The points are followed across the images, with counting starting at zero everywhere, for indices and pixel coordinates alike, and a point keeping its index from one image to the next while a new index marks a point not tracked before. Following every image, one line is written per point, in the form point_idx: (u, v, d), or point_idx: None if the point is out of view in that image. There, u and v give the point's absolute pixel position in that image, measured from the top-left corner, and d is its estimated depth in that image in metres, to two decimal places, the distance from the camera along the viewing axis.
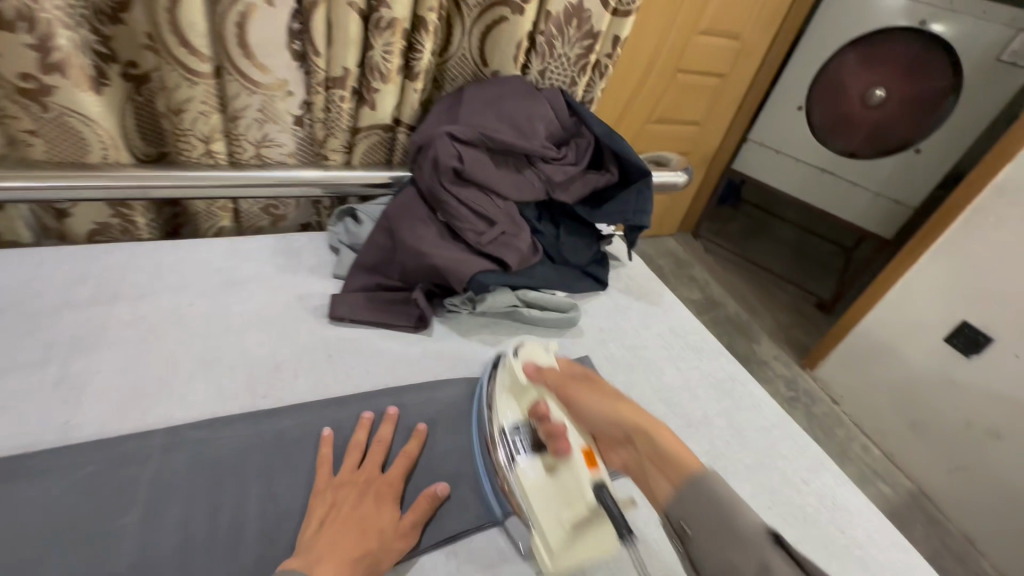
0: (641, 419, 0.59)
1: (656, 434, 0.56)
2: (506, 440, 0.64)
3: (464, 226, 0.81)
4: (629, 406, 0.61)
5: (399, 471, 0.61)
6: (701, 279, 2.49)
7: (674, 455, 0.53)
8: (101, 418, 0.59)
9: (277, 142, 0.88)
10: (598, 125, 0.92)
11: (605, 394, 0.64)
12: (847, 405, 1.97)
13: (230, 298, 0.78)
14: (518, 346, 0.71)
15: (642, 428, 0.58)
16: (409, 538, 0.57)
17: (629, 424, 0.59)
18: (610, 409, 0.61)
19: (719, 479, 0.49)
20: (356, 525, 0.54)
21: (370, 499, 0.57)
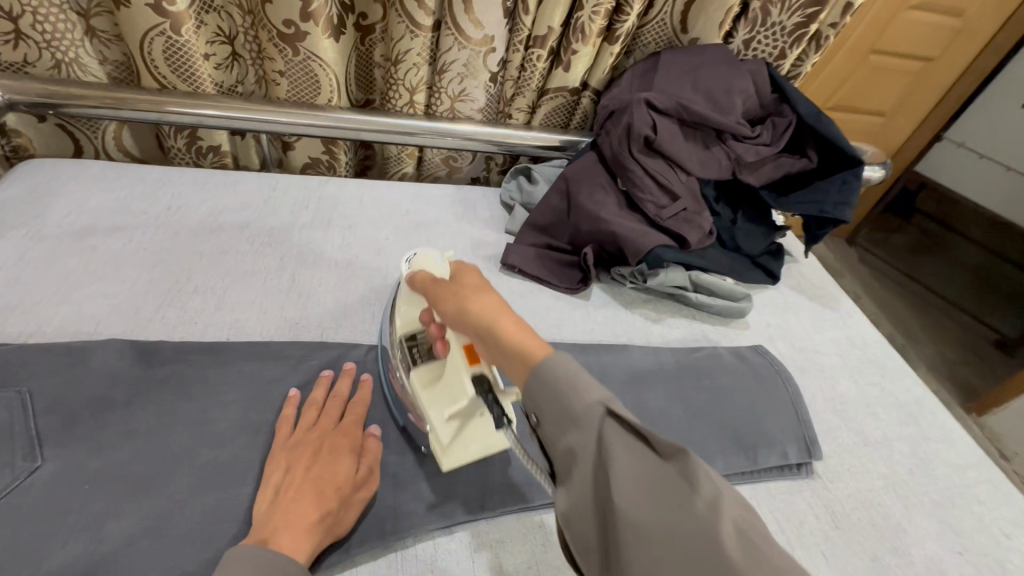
0: (501, 316, 0.46)
1: (505, 327, 0.45)
2: (402, 350, 0.59)
3: (646, 198, 0.79)
4: (477, 299, 0.48)
5: (356, 425, 0.58)
6: (853, 291, 2.22)
7: (516, 343, 0.43)
8: (321, 324, 0.69)
9: (471, 97, 0.93)
10: (805, 104, 0.84)
11: (476, 292, 0.49)
12: (1021, 464, 1.66)
13: (417, 238, 0.85)
14: (413, 255, 0.62)
15: (489, 323, 0.45)
16: (365, 489, 0.54)
17: (476, 318, 0.46)
18: (472, 302, 0.48)
19: (558, 357, 0.41)
20: (308, 487, 0.50)
21: (324, 454, 0.53)
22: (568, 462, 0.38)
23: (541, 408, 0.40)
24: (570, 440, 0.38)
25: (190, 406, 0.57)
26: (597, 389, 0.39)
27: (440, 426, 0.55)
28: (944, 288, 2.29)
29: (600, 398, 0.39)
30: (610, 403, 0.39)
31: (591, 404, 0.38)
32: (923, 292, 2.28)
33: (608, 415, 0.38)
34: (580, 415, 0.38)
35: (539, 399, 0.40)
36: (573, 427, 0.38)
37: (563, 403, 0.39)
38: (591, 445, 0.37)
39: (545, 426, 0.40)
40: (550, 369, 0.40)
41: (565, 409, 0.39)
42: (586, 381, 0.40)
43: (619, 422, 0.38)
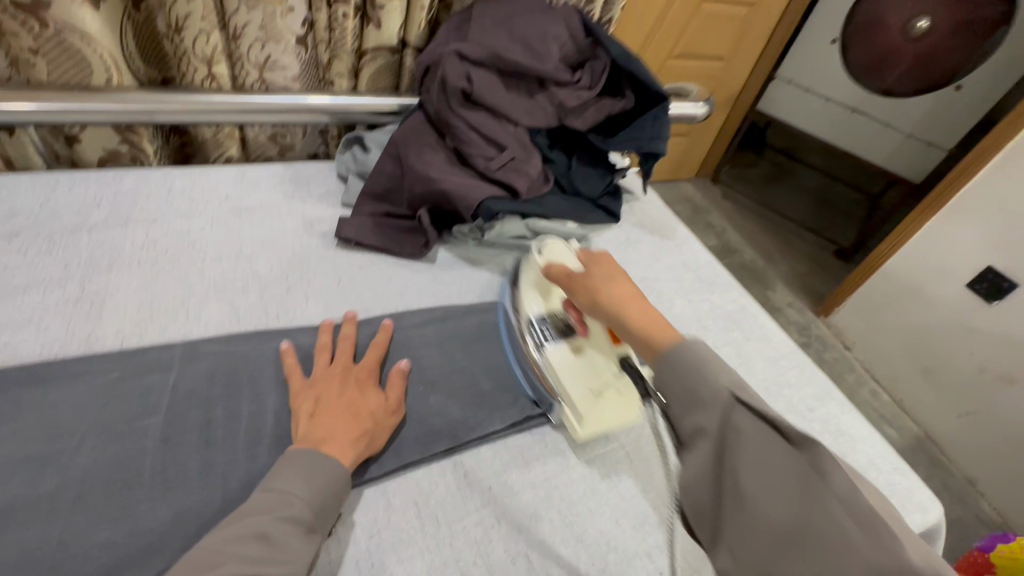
0: (631, 302, 0.58)
1: (631, 309, 0.57)
2: (534, 330, 0.69)
3: (473, 152, 0.79)
4: (623, 294, 0.59)
5: (375, 362, 0.63)
6: (718, 225, 2.43)
7: (647, 330, 0.54)
8: (122, 331, 0.61)
9: (281, 64, 0.85)
10: (616, 45, 0.87)
11: (608, 276, 0.62)
12: (858, 351, 1.95)
13: (241, 224, 0.78)
14: (541, 242, 0.74)
15: (619, 307, 0.58)
16: (396, 413, 0.60)
17: (618, 307, 0.58)
18: (605, 285, 0.60)
19: (691, 345, 0.50)
20: (345, 411, 0.56)
21: (351, 386, 0.58)
22: (695, 438, 0.46)
23: (668, 384, 0.49)
24: (698, 421, 0.45)
25: None
26: (722, 376, 0.47)
27: (579, 395, 0.63)
28: (790, 210, 2.58)
29: (726, 384, 0.46)
30: (737, 396, 0.45)
31: (718, 388, 0.46)
32: (774, 217, 2.55)
33: (735, 401, 0.44)
34: (709, 399, 0.45)
35: (667, 374, 0.49)
36: (701, 410, 0.46)
37: (693, 388, 0.47)
38: (716, 424, 0.44)
39: (676, 410, 0.48)
40: (680, 347, 0.50)
41: (691, 393, 0.47)
42: (709, 369, 0.47)
43: (746, 408, 0.44)
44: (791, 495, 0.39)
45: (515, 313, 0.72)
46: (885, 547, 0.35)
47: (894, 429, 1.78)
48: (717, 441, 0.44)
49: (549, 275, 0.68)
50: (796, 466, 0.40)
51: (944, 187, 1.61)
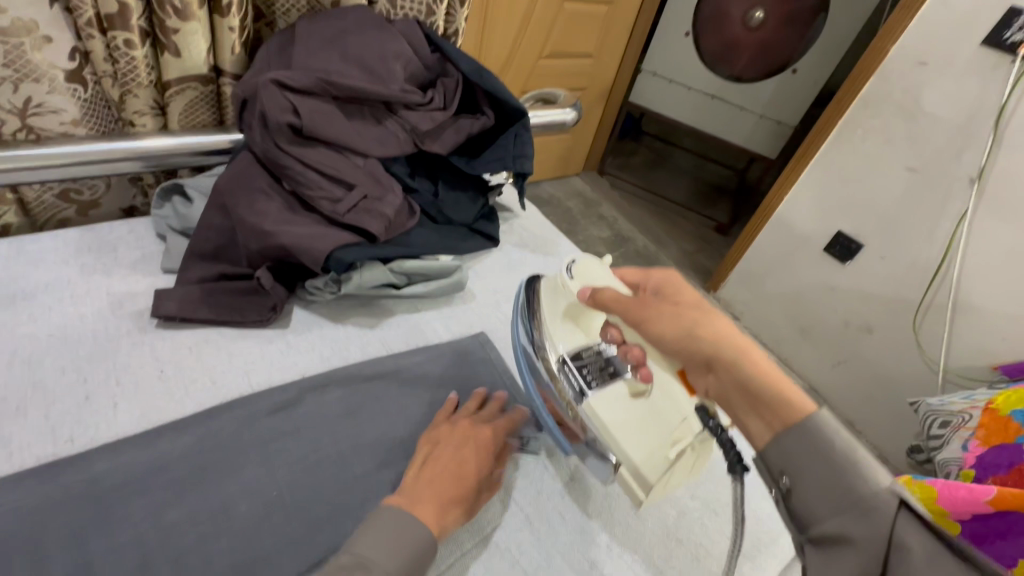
0: (736, 341, 0.49)
1: (746, 355, 0.47)
2: (563, 372, 0.62)
3: (316, 195, 0.68)
4: (730, 332, 0.50)
5: (499, 425, 0.61)
6: (609, 216, 2.48)
7: (772, 384, 0.44)
8: None
9: (51, 106, 0.68)
10: (465, 61, 0.81)
11: (697, 312, 0.54)
12: (746, 320, 2.08)
13: (15, 318, 0.61)
14: (572, 264, 0.69)
15: (732, 352, 0.48)
16: (491, 484, 0.57)
17: (707, 347, 0.50)
18: (707, 324, 0.51)
19: (837, 428, 0.39)
20: (456, 469, 0.53)
21: (468, 445, 0.56)
22: (835, 543, 0.35)
23: (802, 466, 0.39)
24: (848, 525, 0.35)
25: None
26: (880, 475, 0.36)
27: (649, 463, 0.55)
28: (672, 194, 2.71)
29: (889, 482, 0.36)
30: (904, 498, 0.35)
31: (881, 488, 0.35)
32: (657, 202, 2.66)
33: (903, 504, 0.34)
34: (870, 501, 0.35)
35: (801, 459, 0.39)
36: (850, 507, 0.36)
37: (841, 479, 0.37)
38: (877, 536, 0.34)
39: (806, 499, 0.38)
40: (822, 419, 0.40)
41: (844, 485, 0.36)
42: (860, 462, 0.37)
43: (922, 517, 0.34)
44: None
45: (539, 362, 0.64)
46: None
47: None
48: (876, 558, 0.33)
49: (609, 303, 0.60)
50: None
51: (796, 161, 1.74)
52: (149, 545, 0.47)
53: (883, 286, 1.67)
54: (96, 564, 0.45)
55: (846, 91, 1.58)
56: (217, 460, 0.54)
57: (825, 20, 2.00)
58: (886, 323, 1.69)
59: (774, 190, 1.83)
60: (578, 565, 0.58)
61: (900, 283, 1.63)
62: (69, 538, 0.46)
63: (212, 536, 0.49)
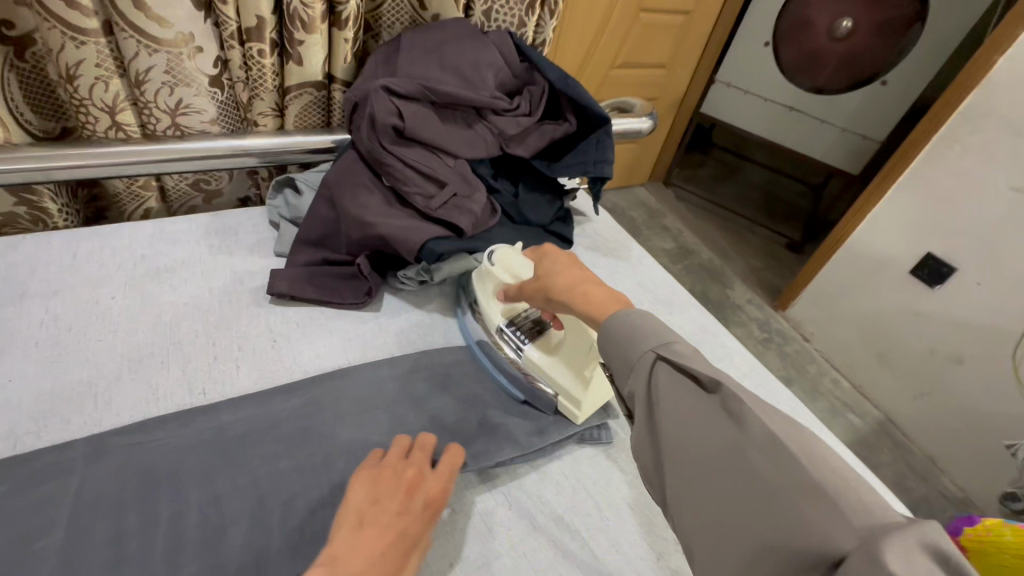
0: (575, 290, 0.55)
1: (574, 297, 0.54)
2: (501, 336, 0.71)
3: (411, 190, 0.75)
4: (569, 280, 0.57)
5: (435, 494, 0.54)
6: (673, 227, 2.45)
7: (594, 310, 0.52)
8: (15, 432, 0.53)
9: (195, 107, 0.79)
10: (551, 69, 0.85)
11: (551, 270, 0.59)
12: (817, 342, 1.99)
13: (160, 287, 0.71)
14: (493, 251, 0.72)
15: (566, 298, 0.55)
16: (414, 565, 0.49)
17: (554, 299, 0.57)
18: (552, 275, 0.58)
19: (633, 315, 0.48)
20: (397, 539, 0.47)
21: (415, 512, 0.49)
22: (633, 401, 0.45)
23: (607, 355, 0.48)
24: (631, 384, 0.45)
25: None
26: (653, 338, 0.46)
27: (577, 389, 0.65)
28: (741, 208, 2.64)
29: (651, 345, 0.45)
30: (663, 351, 0.44)
31: (645, 353, 0.45)
32: (725, 215, 2.59)
33: (656, 360, 0.44)
34: (637, 361, 0.45)
35: (607, 347, 0.47)
36: (629, 372, 0.45)
37: (623, 354, 0.46)
38: (642, 387, 0.44)
39: (614, 375, 0.47)
40: (619, 314, 0.48)
41: (623, 357, 0.46)
42: (638, 334, 0.46)
43: (670, 367, 0.43)
44: (715, 441, 0.40)
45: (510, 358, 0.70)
46: (829, 506, 0.34)
47: (857, 416, 1.81)
48: (650, 404, 0.43)
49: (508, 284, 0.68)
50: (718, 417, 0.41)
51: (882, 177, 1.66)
52: (264, 490, 0.54)
53: (977, 315, 1.54)
54: (224, 500, 0.52)
55: (943, 104, 1.49)
56: (321, 423, 0.60)
57: (922, 30, 1.88)
58: (979, 354, 1.56)
59: (854, 207, 1.75)
60: (647, 556, 0.58)
61: (999, 313, 1.50)
62: (202, 475, 0.53)
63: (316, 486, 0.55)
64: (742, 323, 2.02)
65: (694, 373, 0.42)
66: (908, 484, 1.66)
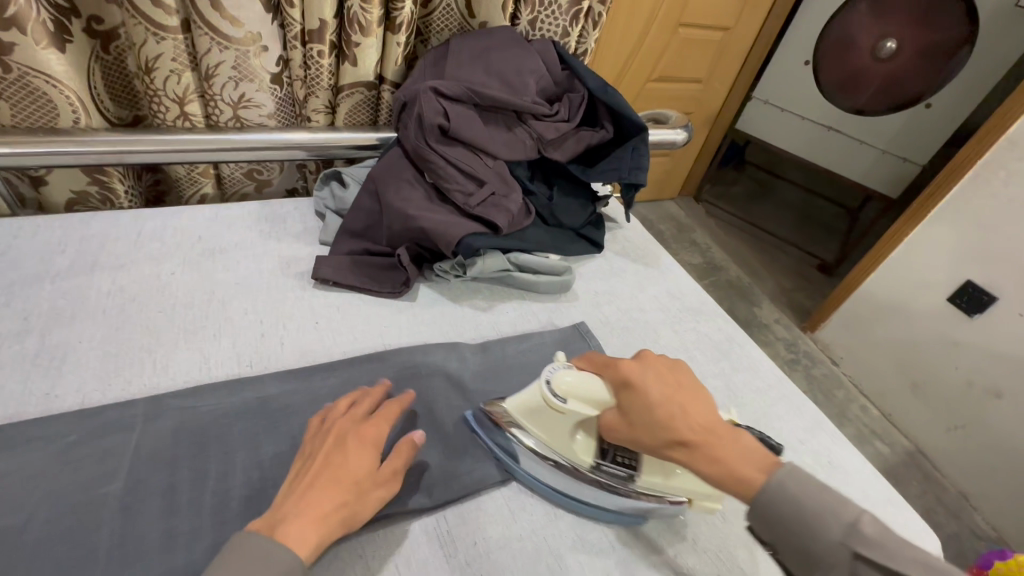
0: (696, 448, 0.48)
1: (702, 461, 0.47)
2: (602, 473, 0.57)
3: (452, 187, 0.78)
4: (678, 433, 0.48)
5: (384, 422, 0.54)
6: (702, 242, 2.43)
7: (731, 476, 0.46)
8: (84, 388, 0.58)
9: (255, 102, 0.84)
10: (592, 78, 0.88)
11: (649, 413, 0.50)
12: (845, 366, 1.94)
13: (214, 266, 0.76)
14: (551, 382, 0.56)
15: (680, 452, 0.48)
16: (389, 485, 0.51)
17: (666, 449, 0.49)
18: (655, 430, 0.49)
19: (785, 488, 0.44)
20: (335, 474, 0.48)
21: (351, 442, 0.50)
22: None
23: (772, 532, 0.44)
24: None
25: None
26: (834, 522, 0.42)
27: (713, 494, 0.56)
28: (773, 227, 2.60)
29: (839, 534, 0.41)
30: (851, 541, 0.41)
31: (833, 544, 0.41)
32: (756, 233, 2.56)
33: (857, 558, 0.40)
34: (821, 551, 0.41)
35: (775, 530, 0.44)
36: (818, 567, 0.42)
37: (803, 544, 0.42)
38: None
39: (790, 563, 0.44)
40: (780, 487, 0.44)
41: (803, 549, 0.42)
42: (822, 520, 0.42)
43: (873, 565, 0.40)
44: None
45: (512, 443, 0.60)
46: None
47: (885, 444, 1.76)
48: None
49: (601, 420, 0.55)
50: None
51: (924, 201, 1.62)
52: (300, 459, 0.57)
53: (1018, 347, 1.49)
54: (266, 465, 0.56)
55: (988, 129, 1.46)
56: None
57: (970, 54, 1.83)
58: (1019, 389, 1.51)
59: (892, 230, 1.71)
60: (663, 551, 0.59)
61: None
62: (247, 441, 0.57)
63: None
64: (768, 342, 1.99)
65: (896, 566, 0.39)
66: (937, 518, 1.60)
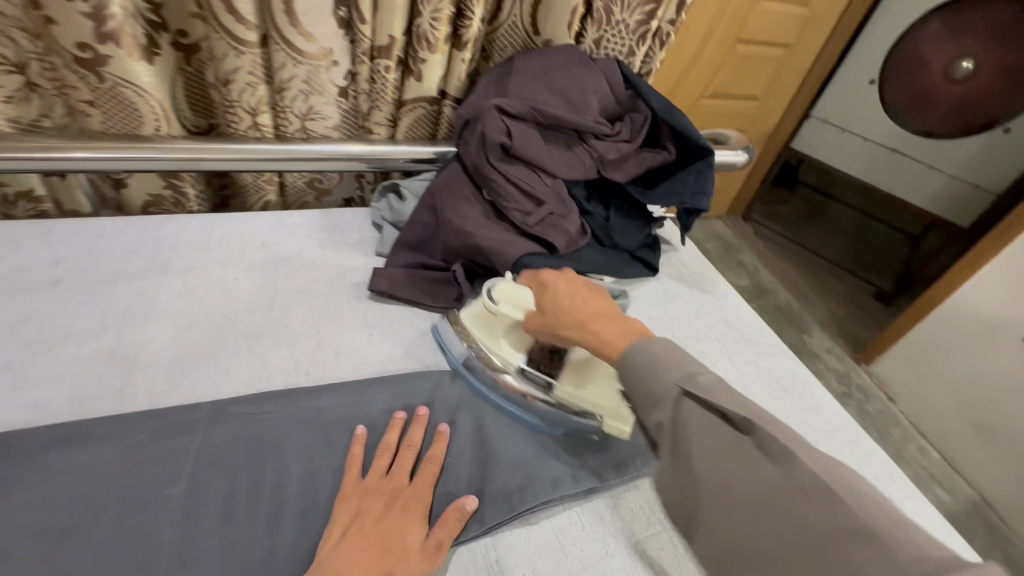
0: (585, 322, 0.54)
1: (586, 331, 0.54)
2: (524, 378, 0.67)
3: (510, 206, 0.78)
4: (574, 312, 0.56)
5: (428, 485, 0.56)
6: (750, 264, 2.35)
7: (609, 342, 0.51)
8: (153, 388, 0.60)
9: (322, 114, 0.87)
10: (656, 99, 0.86)
11: (555, 300, 0.59)
12: (903, 403, 1.82)
13: (276, 274, 0.78)
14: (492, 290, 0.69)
15: (574, 328, 0.55)
16: (436, 557, 0.51)
17: (562, 329, 0.56)
18: (559, 310, 0.57)
19: (646, 345, 0.48)
20: (379, 540, 0.50)
21: (395, 510, 0.53)
22: (659, 436, 0.44)
23: (626, 382, 0.47)
24: (656, 417, 0.44)
25: None
26: (677, 369, 0.45)
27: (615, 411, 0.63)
28: (828, 251, 2.49)
29: (676, 379, 0.44)
30: (686, 385, 0.44)
31: (668, 385, 0.44)
32: (809, 257, 2.45)
33: (687, 398, 0.43)
34: (660, 392, 0.44)
35: (629, 379, 0.47)
36: (654, 406, 0.44)
37: (647, 387, 0.45)
38: (672, 423, 0.43)
39: (636, 408, 0.46)
40: (643, 345, 0.48)
41: (647, 392, 0.45)
42: (667, 364, 0.45)
43: (699, 404, 0.43)
44: (757, 480, 0.39)
45: (493, 377, 0.68)
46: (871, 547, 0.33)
47: (947, 492, 1.63)
48: (676, 438, 0.42)
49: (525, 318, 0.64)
50: (755, 461, 0.39)
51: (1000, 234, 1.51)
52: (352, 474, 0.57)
53: None
54: (319, 478, 0.56)
55: None
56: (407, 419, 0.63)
57: None
58: None
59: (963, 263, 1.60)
60: None
61: None
62: (302, 452, 0.58)
63: None
64: (819, 372, 1.89)
65: (724, 411, 0.42)
66: None
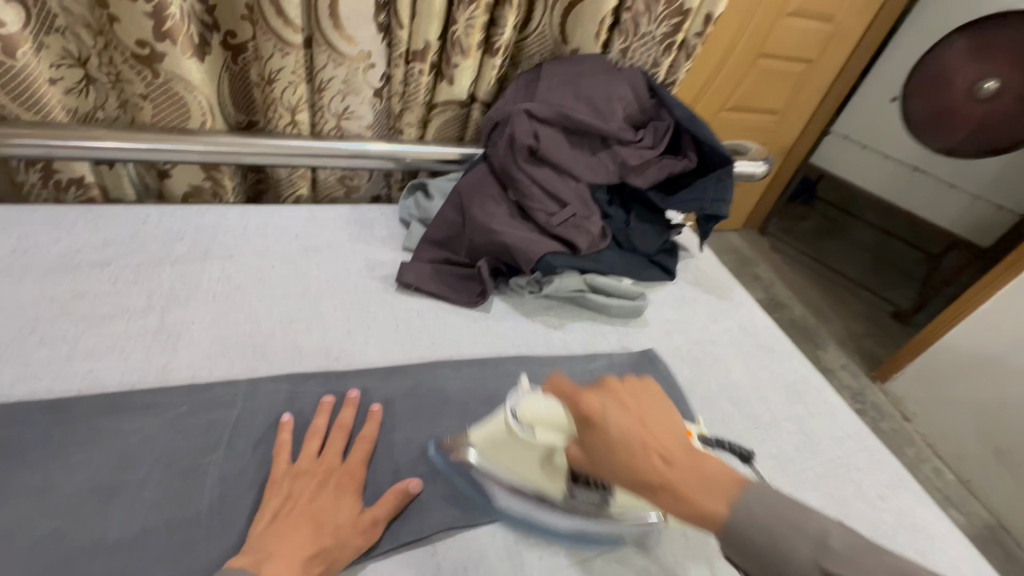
0: (654, 474, 0.47)
1: (661, 491, 0.47)
2: (574, 499, 0.57)
3: (535, 206, 0.81)
4: (638, 458, 0.47)
5: (360, 464, 0.57)
6: (765, 277, 2.35)
7: (692, 502, 0.46)
8: (194, 365, 0.64)
9: (357, 114, 0.91)
10: (680, 107, 0.88)
11: (611, 444, 0.48)
12: (918, 422, 1.80)
13: (309, 264, 0.81)
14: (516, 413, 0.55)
15: (640, 480, 0.47)
16: (370, 533, 0.52)
17: (626, 480, 0.48)
18: (619, 460, 0.48)
19: (747, 506, 0.45)
20: (310, 519, 0.51)
21: (328, 489, 0.54)
22: None
23: (740, 553, 0.45)
24: None
25: (25, 477, 0.51)
26: (806, 539, 0.43)
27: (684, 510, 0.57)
28: (844, 267, 2.47)
29: (813, 551, 0.43)
30: (822, 556, 0.42)
31: (805, 559, 0.42)
32: (825, 272, 2.44)
33: (825, 574, 0.42)
34: (793, 566, 0.43)
35: (743, 550, 0.44)
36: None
37: (775, 561, 0.43)
38: None
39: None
40: (745, 510, 0.45)
41: (775, 566, 0.43)
42: (791, 535, 0.43)
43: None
44: None
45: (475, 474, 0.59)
46: None
47: (961, 514, 1.61)
48: None
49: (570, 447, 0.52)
50: None
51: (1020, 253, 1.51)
52: (378, 453, 0.60)
53: None
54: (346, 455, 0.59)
55: None
56: (430, 405, 0.66)
57: None
58: None
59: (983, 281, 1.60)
60: None
61: None
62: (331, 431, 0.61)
63: (420, 460, 0.61)
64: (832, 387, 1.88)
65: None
66: None
